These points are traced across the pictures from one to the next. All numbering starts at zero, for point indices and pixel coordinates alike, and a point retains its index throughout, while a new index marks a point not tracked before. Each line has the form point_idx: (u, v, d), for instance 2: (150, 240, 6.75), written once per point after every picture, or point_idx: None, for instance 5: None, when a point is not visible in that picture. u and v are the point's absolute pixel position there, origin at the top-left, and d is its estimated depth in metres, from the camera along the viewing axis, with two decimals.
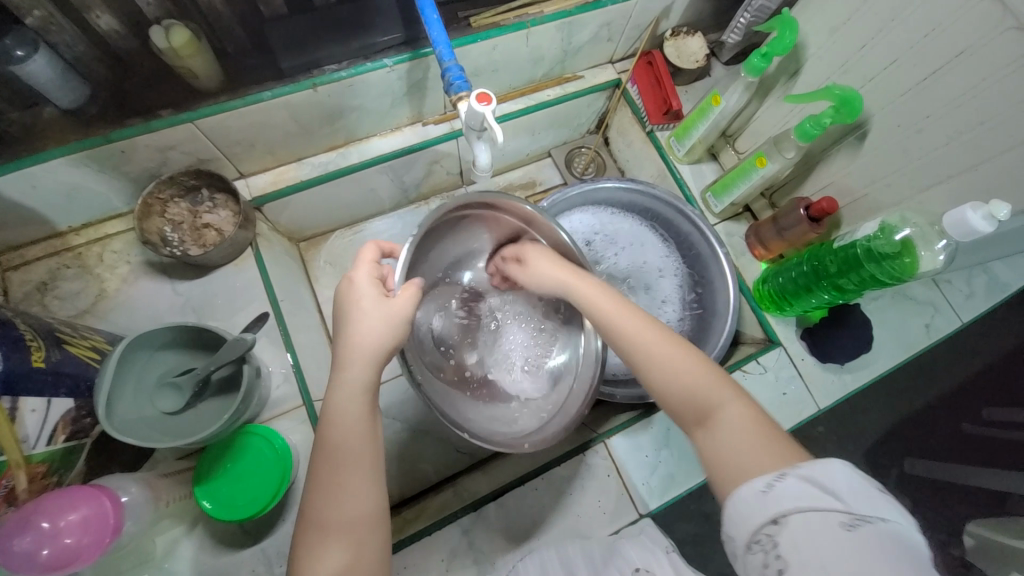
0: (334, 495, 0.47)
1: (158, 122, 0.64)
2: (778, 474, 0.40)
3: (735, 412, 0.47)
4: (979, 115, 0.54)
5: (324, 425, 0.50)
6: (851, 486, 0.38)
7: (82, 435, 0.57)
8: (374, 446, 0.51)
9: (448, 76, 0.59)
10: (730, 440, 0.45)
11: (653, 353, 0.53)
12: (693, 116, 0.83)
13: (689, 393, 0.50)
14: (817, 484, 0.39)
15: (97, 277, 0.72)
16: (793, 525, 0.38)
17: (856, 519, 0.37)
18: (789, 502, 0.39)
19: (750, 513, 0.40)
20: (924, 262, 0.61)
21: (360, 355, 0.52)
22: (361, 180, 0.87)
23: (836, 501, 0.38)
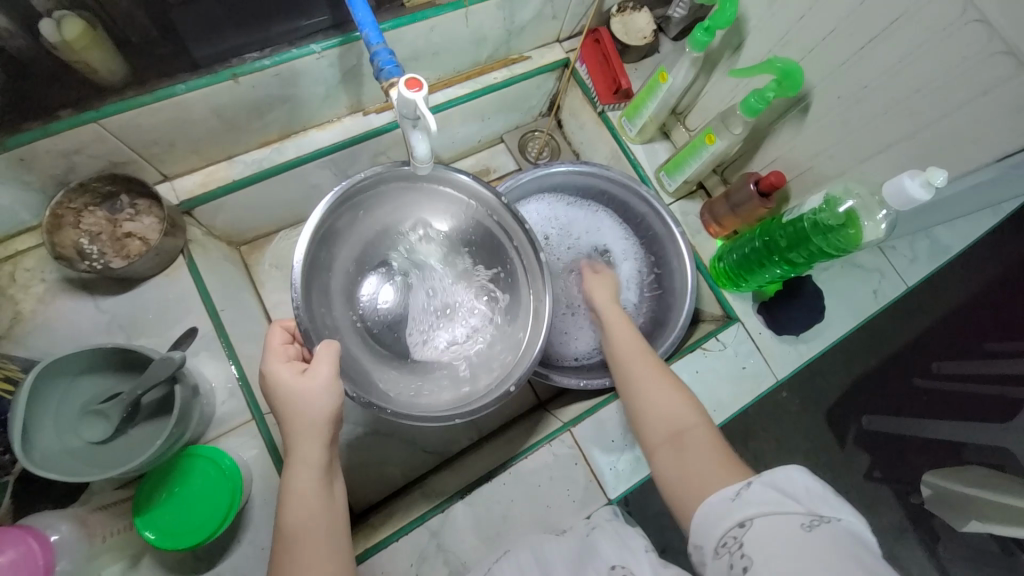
0: (299, 567, 0.47)
1: (58, 125, 0.58)
2: (745, 484, 0.44)
3: (698, 440, 0.53)
4: (913, 84, 0.55)
5: (281, 507, 0.50)
6: (809, 489, 0.41)
7: (3, 474, 0.53)
8: (329, 516, 0.50)
9: (377, 62, 0.55)
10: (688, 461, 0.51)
11: (646, 379, 0.60)
12: (642, 95, 0.82)
13: (669, 421, 0.56)
14: (779, 490, 0.41)
15: (8, 299, 0.66)
16: (756, 526, 0.40)
17: (812, 519, 0.39)
18: (754, 507, 0.41)
19: (720, 518, 0.43)
20: (867, 232, 0.62)
21: (306, 429, 0.51)
22: (302, 177, 0.82)
23: (797, 505, 0.40)
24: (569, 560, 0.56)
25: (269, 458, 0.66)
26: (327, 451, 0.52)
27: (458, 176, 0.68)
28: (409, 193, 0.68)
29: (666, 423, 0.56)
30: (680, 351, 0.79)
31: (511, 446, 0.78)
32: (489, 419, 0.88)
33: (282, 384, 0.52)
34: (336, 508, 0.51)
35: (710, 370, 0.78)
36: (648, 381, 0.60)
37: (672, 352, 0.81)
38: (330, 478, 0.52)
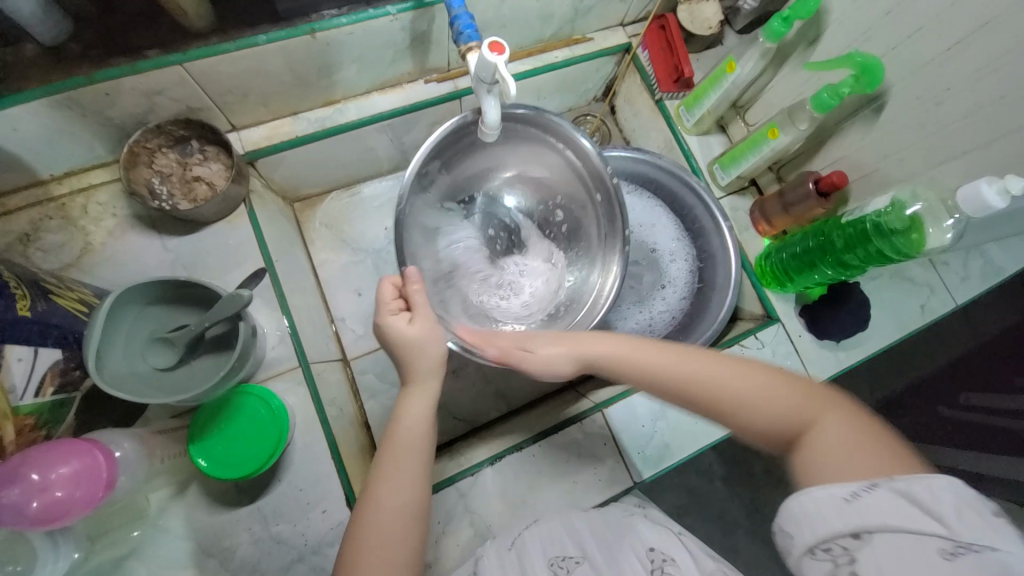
0: (399, 480, 0.50)
1: (146, 64, 0.60)
2: (866, 485, 0.37)
3: (832, 424, 0.43)
4: (1000, 89, 0.53)
5: (390, 429, 0.54)
6: (961, 509, 0.33)
7: (71, 389, 0.54)
8: (426, 447, 0.54)
9: (458, 25, 0.56)
10: (833, 446, 0.41)
11: (723, 382, 0.49)
12: (705, 85, 0.81)
13: (782, 413, 0.45)
14: (910, 502, 0.35)
15: (81, 229, 0.69)
16: (876, 541, 0.35)
17: (955, 546, 0.33)
18: (876, 519, 0.35)
19: (829, 521, 0.37)
20: (931, 239, 0.60)
21: (425, 369, 0.57)
22: (360, 139, 0.84)
23: (933, 521, 0.34)
24: (602, 543, 0.56)
25: (312, 405, 0.68)
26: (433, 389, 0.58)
27: (578, 137, 0.70)
28: (519, 139, 0.74)
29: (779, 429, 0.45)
30: (717, 346, 0.80)
31: (541, 421, 0.79)
32: (519, 394, 0.89)
33: (394, 327, 0.57)
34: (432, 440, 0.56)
35: None
36: (725, 388, 0.48)
37: (709, 345, 0.81)
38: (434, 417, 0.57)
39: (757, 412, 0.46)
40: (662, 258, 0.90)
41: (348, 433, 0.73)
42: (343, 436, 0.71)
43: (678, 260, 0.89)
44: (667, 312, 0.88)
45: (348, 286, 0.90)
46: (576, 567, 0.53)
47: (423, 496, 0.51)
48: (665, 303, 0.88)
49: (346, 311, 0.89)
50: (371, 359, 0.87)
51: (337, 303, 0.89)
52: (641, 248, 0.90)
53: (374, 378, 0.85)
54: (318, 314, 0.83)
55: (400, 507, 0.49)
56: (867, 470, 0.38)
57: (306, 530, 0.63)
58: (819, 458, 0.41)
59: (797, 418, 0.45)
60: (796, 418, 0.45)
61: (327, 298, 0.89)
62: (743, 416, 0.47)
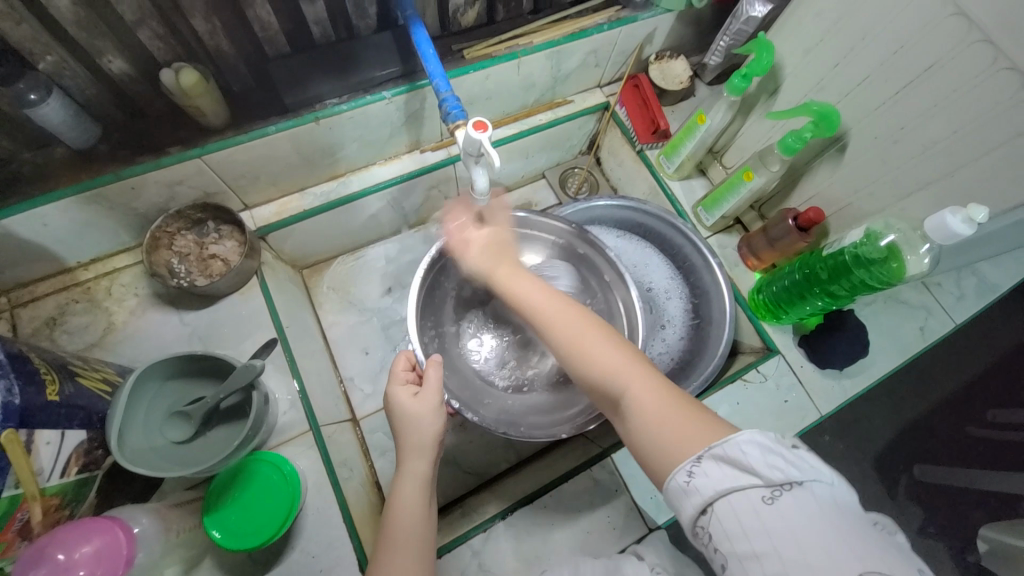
0: (400, 557, 0.52)
1: (168, 159, 0.66)
2: (696, 459, 0.43)
3: (644, 387, 0.50)
4: (949, 125, 0.57)
5: (389, 515, 0.55)
6: (766, 456, 0.41)
7: (93, 467, 0.56)
8: (424, 533, 0.55)
9: (445, 107, 0.62)
10: (652, 418, 0.47)
11: (576, 336, 0.55)
12: (680, 135, 0.87)
13: (606, 380, 0.52)
14: (735, 464, 0.41)
15: (105, 310, 0.74)
16: (718, 510, 0.40)
17: (772, 490, 0.39)
18: (713, 488, 0.41)
19: (683, 504, 0.42)
20: (911, 266, 0.63)
21: (418, 444, 0.59)
22: (362, 207, 0.89)
23: (753, 477, 0.40)
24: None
25: (323, 468, 0.69)
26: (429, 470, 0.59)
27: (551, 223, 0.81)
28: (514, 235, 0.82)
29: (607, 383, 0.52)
30: (721, 383, 0.81)
31: (550, 471, 0.79)
32: (528, 444, 0.90)
33: (400, 405, 0.59)
34: (429, 524, 0.57)
35: (750, 404, 0.79)
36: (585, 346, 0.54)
37: (712, 382, 0.82)
38: (429, 495, 0.58)
39: (593, 370, 0.53)
40: (657, 297, 0.92)
41: (360, 493, 0.74)
42: (354, 498, 0.71)
43: (673, 299, 0.92)
44: (668, 351, 0.89)
45: (356, 346, 0.93)
46: None
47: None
48: (665, 342, 0.90)
49: (354, 369, 0.91)
50: (381, 417, 0.88)
51: (346, 362, 0.91)
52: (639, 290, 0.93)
53: (383, 435, 0.86)
54: (327, 375, 0.85)
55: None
56: (687, 446, 0.44)
57: None
58: (642, 428, 0.48)
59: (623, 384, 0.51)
60: (613, 386, 0.52)
61: (336, 358, 0.91)
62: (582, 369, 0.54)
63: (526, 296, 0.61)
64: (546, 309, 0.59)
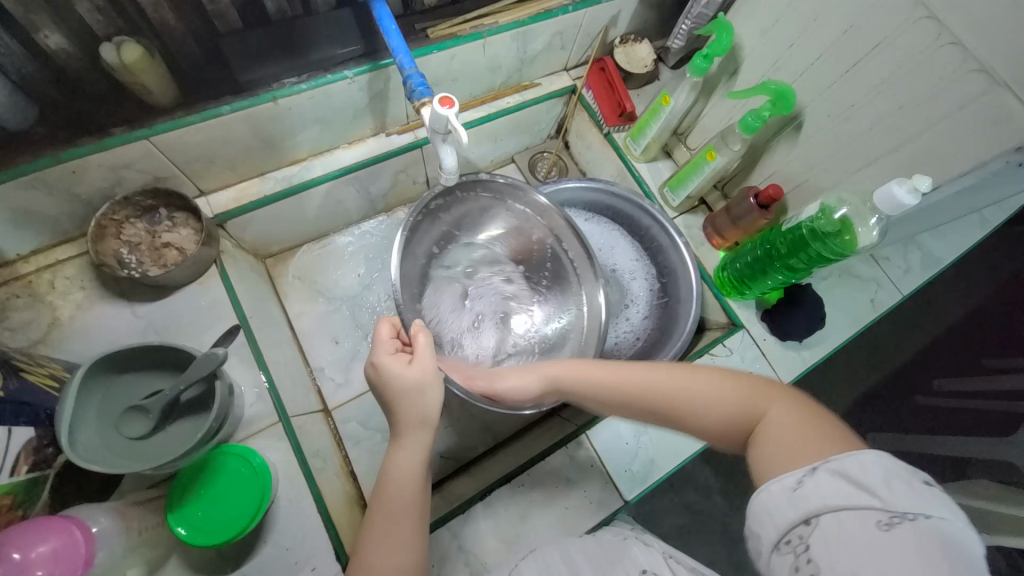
0: (388, 544, 0.50)
1: (113, 141, 0.62)
2: (809, 470, 0.39)
3: (779, 407, 0.46)
4: (896, 101, 0.60)
5: (382, 486, 0.54)
6: (886, 480, 0.36)
7: (44, 466, 0.52)
8: (420, 503, 0.54)
9: (410, 84, 0.61)
10: (782, 434, 0.43)
11: (666, 384, 0.52)
12: (646, 117, 0.88)
13: (729, 411, 0.48)
14: (850, 480, 0.37)
15: (49, 305, 0.69)
16: (823, 523, 0.36)
17: (893, 517, 0.34)
18: (820, 500, 0.37)
19: (782, 509, 0.39)
20: (861, 238, 0.66)
21: (418, 417, 0.57)
22: (327, 192, 0.87)
23: (870, 497, 0.36)
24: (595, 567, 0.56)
25: (294, 459, 0.67)
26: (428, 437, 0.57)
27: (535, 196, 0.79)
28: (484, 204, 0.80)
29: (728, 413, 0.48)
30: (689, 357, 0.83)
31: (529, 448, 0.81)
32: (504, 427, 0.90)
33: (393, 374, 0.57)
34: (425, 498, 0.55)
35: None
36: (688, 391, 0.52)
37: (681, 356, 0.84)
38: (427, 469, 0.57)
39: (707, 409, 0.50)
40: (624, 278, 0.94)
41: (334, 483, 0.72)
42: (329, 488, 0.70)
43: (639, 279, 0.94)
44: (637, 329, 0.92)
45: (325, 336, 0.91)
46: None
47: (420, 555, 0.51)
48: (632, 322, 0.92)
49: (324, 360, 0.89)
50: (354, 407, 0.87)
51: (315, 353, 0.89)
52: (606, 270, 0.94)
53: (357, 425, 0.85)
54: (296, 366, 0.83)
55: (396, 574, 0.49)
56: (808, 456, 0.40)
57: None
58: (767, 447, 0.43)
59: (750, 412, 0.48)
60: (743, 414, 0.48)
61: (304, 349, 0.89)
62: (693, 409, 0.50)
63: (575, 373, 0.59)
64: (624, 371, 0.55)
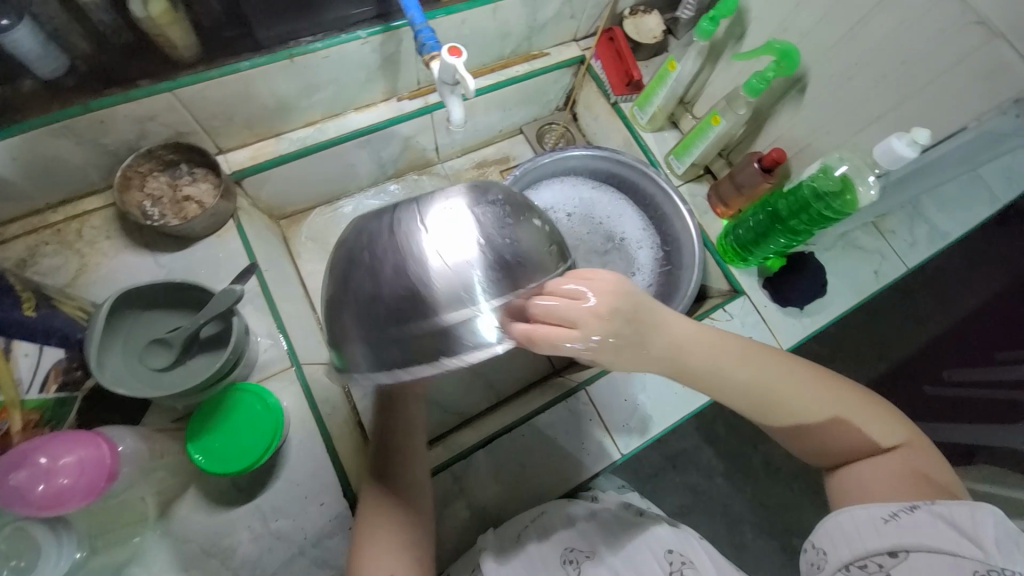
0: (383, 498, 0.60)
1: (139, 92, 0.65)
2: (908, 509, 0.50)
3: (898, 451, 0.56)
4: (899, 57, 0.60)
5: (377, 444, 0.64)
6: (993, 537, 0.45)
7: (72, 388, 0.56)
8: (408, 458, 0.63)
9: (421, 38, 0.63)
10: (891, 472, 0.54)
11: (788, 397, 0.57)
12: (653, 84, 0.89)
13: (855, 437, 0.57)
14: (948, 524, 0.47)
15: (77, 252, 0.73)
16: (911, 558, 0.47)
17: (983, 567, 0.44)
18: (914, 536, 0.48)
19: (871, 536, 0.50)
20: (862, 198, 0.66)
21: (390, 390, 0.65)
22: (339, 155, 0.89)
23: (970, 549, 0.45)
24: (606, 537, 0.64)
25: (306, 401, 0.71)
26: (389, 397, 0.66)
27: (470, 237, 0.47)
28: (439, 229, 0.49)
29: (842, 441, 0.57)
30: None
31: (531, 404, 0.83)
32: (507, 387, 0.93)
33: None
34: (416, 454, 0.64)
35: None
36: (796, 403, 0.57)
37: None
38: (415, 426, 0.65)
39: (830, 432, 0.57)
40: (629, 246, 0.96)
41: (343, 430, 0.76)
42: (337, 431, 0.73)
43: (644, 248, 0.96)
44: None
45: None
46: (585, 561, 0.61)
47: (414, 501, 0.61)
48: None
49: None
50: None
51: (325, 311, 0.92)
52: (611, 240, 0.97)
53: None
54: (308, 321, 0.86)
55: (391, 525, 0.58)
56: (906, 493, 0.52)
57: (305, 523, 0.65)
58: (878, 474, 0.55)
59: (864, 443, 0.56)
60: (862, 442, 0.56)
61: (315, 307, 0.92)
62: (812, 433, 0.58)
63: (705, 358, 0.58)
64: (742, 377, 0.58)
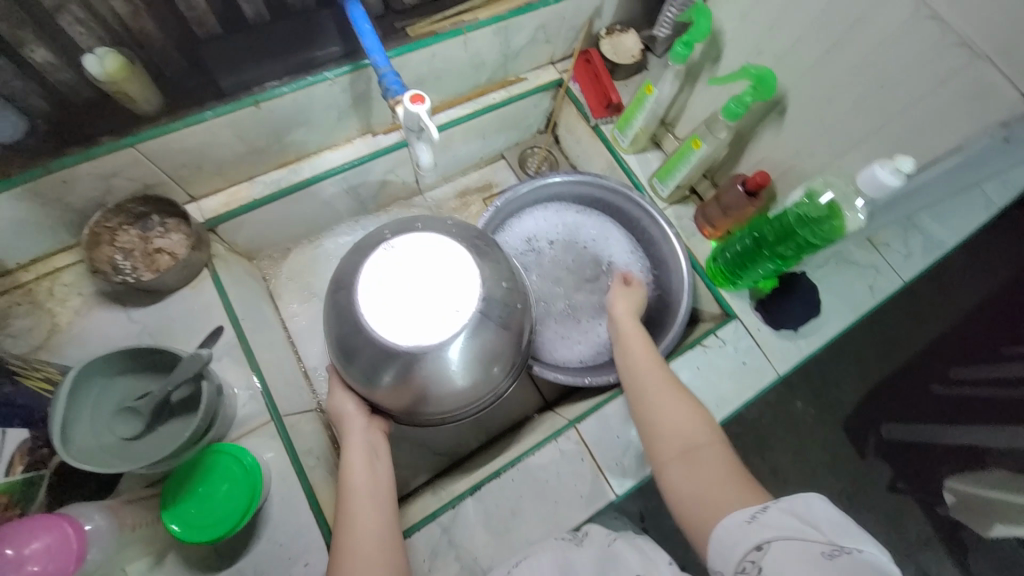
0: (353, 524, 0.59)
1: (100, 150, 0.64)
2: (762, 508, 0.49)
3: (712, 460, 0.58)
4: (878, 80, 0.58)
5: (344, 484, 0.62)
6: (828, 519, 0.45)
7: (41, 466, 0.55)
8: (377, 483, 0.63)
9: (384, 83, 0.61)
10: (700, 473, 0.57)
11: (664, 399, 0.67)
12: (631, 108, 0.86)
13: (688, 442, 0.62)
14: (798, 517, 0.46)
15: (48, 311, 0.71)
16: (775, 549, 0.44)
17: (833, 549, 0.42)
18: (771, 530, 0.46)
19: (738, 541, 0.47)
20: (850, 223, 0.64)
21: (348, 418, 0.67)
22: (316, 195, 0.88)
23: (816, 534, 0.44)
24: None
25: (286, 456, 0.69)
26: (369, 439, 0.66)
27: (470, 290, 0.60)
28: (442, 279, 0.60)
29: (683, 446, 0.62)
30: (679, 350, 0.82)
31: (522, 445, 0.80)
32: (497, 423, 0.91)
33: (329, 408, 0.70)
34: (384, 479, 0.64)
35: (710, 367, 0.81)
36: (665, 400, 0.67)
37: (672, 347, 0.84)
38: (375, 452, 0.66)
39: (675, 430, 0.63)
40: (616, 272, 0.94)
41: (328, 482, 0.74)
42: (320, 484, 0.71)
43: (632, 273, 0.93)
44: None
45: (319, 336, 0.92)
46: None
47: (388, 526, 0.60)
48: None
49: (319, 360, 0.90)
50: None
51: (309, 353, 0.90)
52: (599, 267, 0.94)
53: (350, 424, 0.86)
54: (290, 367, 0.84)
55: (370, 549, 0.57)
56: (716, 494, 0.54)
57: None
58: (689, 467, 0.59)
59: (695, 448, 0.61)
60: (693, 448, 0.61)
61: (298, 350, 0.90)
62: (661, 427, 0.65)
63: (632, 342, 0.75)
64: (646, 364, 0.71)
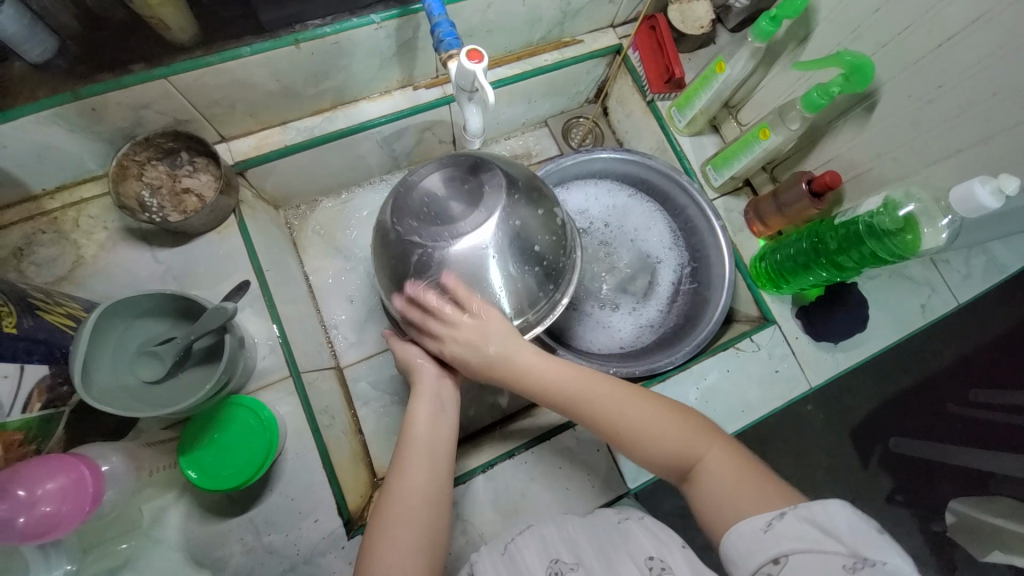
0: (410, 472, 0.58)
1: (131, 79, 0.60)
2: (778, 513, 0.45)
3: (719, 460, 0.52)
4: (992, 85, 0.52)
5: (405, 435, 0.60)
6: (851, 526, 0.42)
7: (60, 403, 0.55)
8: (439, 440, 0.60)
9: (438, 33, 0.57)
10: (717, 479, 0.51)
11: (623, 426, 0.57)
12: (695, 85, 0.80)
13: (680, 450, 0.54)
14: (817, 525, 0.43)
15: (73, 242, 0.69)
16: (792, 564, 0.42)
17: (854, 561, 0.40)
18: (790, 542, 0.43)
19: (754, 549, 0.44)
20: (927, 239, 0.60)
21: (421, 369, 0.65)
22: (349, 147, 0.84)
23: (836, 543, 0.41)
24: (597, 545, 0.55)
25: (303, 414, 0.68)
26: (438, 394, 0.64)
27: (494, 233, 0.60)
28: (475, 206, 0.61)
29: (674, 454, 0.54)
30: (712, 349, 0.78)
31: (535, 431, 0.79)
32: (513, 401, 0.90)
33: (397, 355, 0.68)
34: (448, 436, 0.62)
35: (740, 371, 0.77)
36: (628, 426, 0.56)
37: (703, 345, 0.80)
38: (445, 407, 0.63)
39: (660, 446, 0.55)
40: (653, 261, 0.90)
41: (340, 442, 0.74)
42: (335, 445, 0.71)
43: (669, 263, 0.89)
44: (660, 316, 0.88)
45: (341, 294, 0.90)
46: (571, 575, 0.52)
47: (435, 481, 0.58)
48: (655, 308, 0.88)
49: (338, 319, 0.89)
50: (363, 367, 0.87)
51: (330, 310, 0.89)
52: (635, 254, 0.90)
53: (366, 385, 0.86)
54: (310, 323, 0.83)
55: (416, 507, 0.56)
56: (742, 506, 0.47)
57: (297, 539, 0.63)
58: (708, 479, 0.51)
59: (692, 456, 0.54)
60: (690, 454, 0.54)
61: (318, 306, 0.89)
62: (644, 450, 0.56)
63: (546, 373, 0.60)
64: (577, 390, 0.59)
